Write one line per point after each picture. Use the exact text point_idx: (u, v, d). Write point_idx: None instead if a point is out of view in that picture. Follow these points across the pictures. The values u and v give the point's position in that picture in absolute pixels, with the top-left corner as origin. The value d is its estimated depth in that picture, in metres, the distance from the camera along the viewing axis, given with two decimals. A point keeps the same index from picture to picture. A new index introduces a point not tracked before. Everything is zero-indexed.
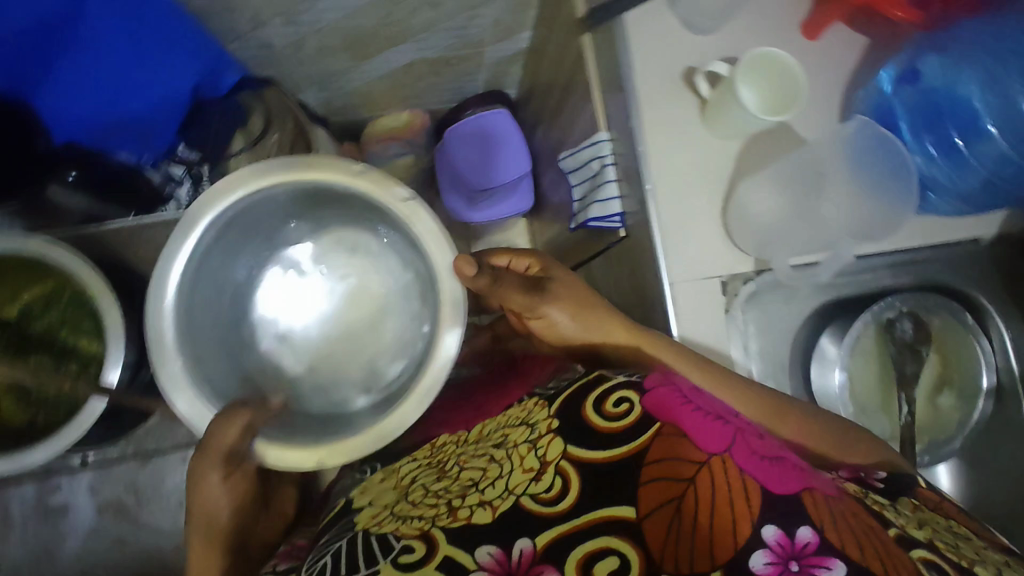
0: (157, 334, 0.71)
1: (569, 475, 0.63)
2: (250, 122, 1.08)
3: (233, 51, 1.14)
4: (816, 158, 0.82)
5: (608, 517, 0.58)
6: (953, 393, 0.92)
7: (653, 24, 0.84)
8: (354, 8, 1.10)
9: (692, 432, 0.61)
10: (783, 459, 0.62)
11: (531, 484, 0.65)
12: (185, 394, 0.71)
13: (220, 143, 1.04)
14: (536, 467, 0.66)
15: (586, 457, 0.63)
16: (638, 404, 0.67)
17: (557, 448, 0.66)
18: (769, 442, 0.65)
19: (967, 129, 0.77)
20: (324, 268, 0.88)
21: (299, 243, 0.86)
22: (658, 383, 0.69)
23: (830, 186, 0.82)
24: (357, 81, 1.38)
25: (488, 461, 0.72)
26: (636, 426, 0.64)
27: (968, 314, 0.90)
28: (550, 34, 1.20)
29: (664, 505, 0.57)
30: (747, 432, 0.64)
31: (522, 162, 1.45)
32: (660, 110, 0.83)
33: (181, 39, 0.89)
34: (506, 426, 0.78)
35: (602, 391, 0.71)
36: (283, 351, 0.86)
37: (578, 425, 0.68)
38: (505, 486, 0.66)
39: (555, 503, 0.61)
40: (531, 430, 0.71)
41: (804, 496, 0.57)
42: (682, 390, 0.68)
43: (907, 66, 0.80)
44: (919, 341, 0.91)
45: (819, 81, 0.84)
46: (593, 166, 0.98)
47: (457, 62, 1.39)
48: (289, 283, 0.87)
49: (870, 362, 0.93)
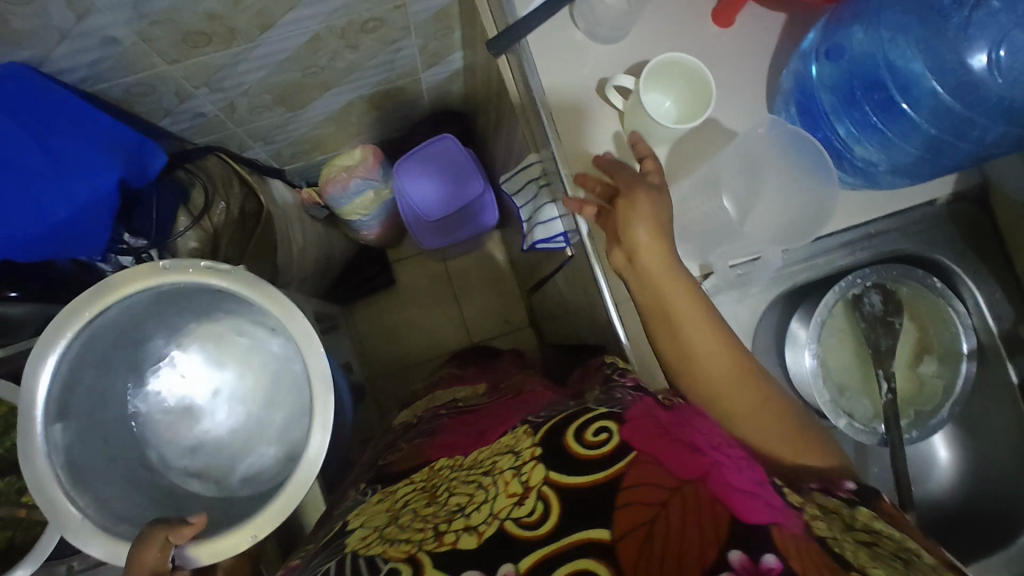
0: (39, 482, 0.67)
1: (548, 498, 0.53)
2: (192, 197, 1.11)
3: (165, 127, 1.14)
4: (751, 150, 0.75)
5: (580, 538, 0.48)
6: (935, 360, 0.89)
7: (557, 41, 0.83)
8: (274, 65, 1.10)
9: (666, 458, 0.53)
10: (762, 492, 0.52)
11: (514, 509, 0.54)
12: (92, 536, 0.69)
13: (165, 225, 1.05)
14: (519, 492, 0.55)
15: (563, 482, 0.54)
16: (616, 434, 0.57)
17: (541, 473, 0.56)
18: (750, 474, 0.54)
19: (883, 110, 0.73)
20: (203, 369, 0.85)
21: (162, 356, 0.82)
22: (640, 411, 0.60)
23: (768, 175, 0.77)
24: (301, 129, 1.37)
25: (467, 499, 0.59)
26: (616, 453, 0.55)
27: (935, 278, 0.86)
28: (477, 52, 1.18)
29: (636, 528, 0.48)
30: (730, 464, 0.54)
31: (477, 183, 1.41)
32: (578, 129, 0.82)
33: (94, 134, 0.90)
34: (496, 456, 0.65)
35: (584, 420, 0.61)
36: (193, 463, 0.82)
37: (557, 449, 0.58)
38: (490, 511, 0.55)
39: (532, 529, 0.51)
40: (514, 458, 0.61)
41: (774, 531, 0.47)
42: (660, 418, 0.60)
43: (825, 45, 0.75)
44: (890, 313, 0.88)
45: (738, 69, 0.82)
46: (533, 187, 0.97)
47: (396, 93, 1.37)
48: (175, 396, 0.83)
49: (844, 341, 0.90)
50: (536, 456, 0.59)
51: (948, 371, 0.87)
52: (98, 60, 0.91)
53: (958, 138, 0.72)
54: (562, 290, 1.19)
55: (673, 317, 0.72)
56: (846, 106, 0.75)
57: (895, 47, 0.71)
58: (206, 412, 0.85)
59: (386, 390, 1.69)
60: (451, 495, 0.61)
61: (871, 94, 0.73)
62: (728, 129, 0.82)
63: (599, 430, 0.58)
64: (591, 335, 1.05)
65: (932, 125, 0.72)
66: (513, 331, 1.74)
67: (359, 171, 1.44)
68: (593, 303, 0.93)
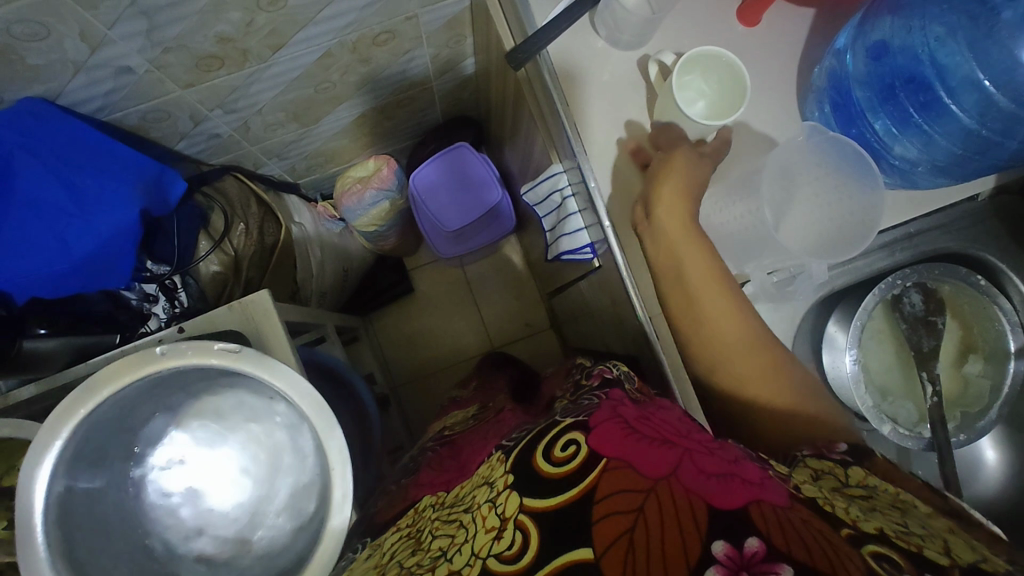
0: None
1: (526, 528, 0.50)
2: (211, 220, 1.10)
3: (180, 150, 1.12)
4: (784, 156, 0.72)
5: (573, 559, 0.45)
6: (980, 359, 0.86)
7: (581, 50, 0.82)
8: (287, 84, 1.09)
9: (632, 459, 0.51)
10: (734, 473, 0.51)
11: (493, 544, 0.50)
12: None
13: (186, 249, 1.06)
14: (497, 525, 0.52)
15: (540, 506, 0.51)
16: (584, 446, 0.55)
17: (514, 503, 0.53)
18: (719, 457, 0.54)
19: (925, 106, 0.70)
20: (202, 445, 0.74)
21: (160, 438, 0.72)
22: (603, 417, 0.58)
23: (801, 179, 0.73)
24: (314, 143, 1.36)
25: (444, 544, 0.54)
26: (584, 466, 0.52)
27: (979, 276, 0.83)
28: (490, 59, 1.16)
29: (616, 540, 0.45)
30: (697, 452, 0.53)
31: (494, 192, 1.39)
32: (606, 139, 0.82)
33: (112, 167, 0.89)
34: (469, 491, 0.61)
35: (548, 438, 0.59)
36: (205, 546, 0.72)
37: (527, 475, 0.55)
38: (470, 551, 0.51)
39: (516, 561, 0.48)
40: (488, 492, 0.57)
41: (750, 510, 0.46)
42: (626, 420, 0.58)
43: (865, 40, 0.72)
44: (932, 313, 0.86)
45: (766, 70, 0.80)
46: (555, 198, 0.94)
47: (409, 102, 1.36)
48: (178, 488, 0.73)
49: (884, 343, 0.88)
50: (508, 485, 0.55)
51: (995, 370, 0.84)
52: (113, 90, 0.90)
53: (1004, 136, 0.69)
54: (587, 296, 1.17)
55: (683, 268, 0.72)
56: (883, 103, 0.73)
57: (938, 41, 0.68)
58: (215, 502, 0.73)
59: (408, 400, 1.68)
60: (428, 539, 0.57)
61: (913, 92, 0.70)
62: (760, 133, 0.81)
63: (566, 445, 0.56)
64: (619, 345, 1.03)
65: (977, 122, 0.69)
66: (533, 335, 1.72)
67: (374, 181, 1.43)
68: (622, 314, 0.91)
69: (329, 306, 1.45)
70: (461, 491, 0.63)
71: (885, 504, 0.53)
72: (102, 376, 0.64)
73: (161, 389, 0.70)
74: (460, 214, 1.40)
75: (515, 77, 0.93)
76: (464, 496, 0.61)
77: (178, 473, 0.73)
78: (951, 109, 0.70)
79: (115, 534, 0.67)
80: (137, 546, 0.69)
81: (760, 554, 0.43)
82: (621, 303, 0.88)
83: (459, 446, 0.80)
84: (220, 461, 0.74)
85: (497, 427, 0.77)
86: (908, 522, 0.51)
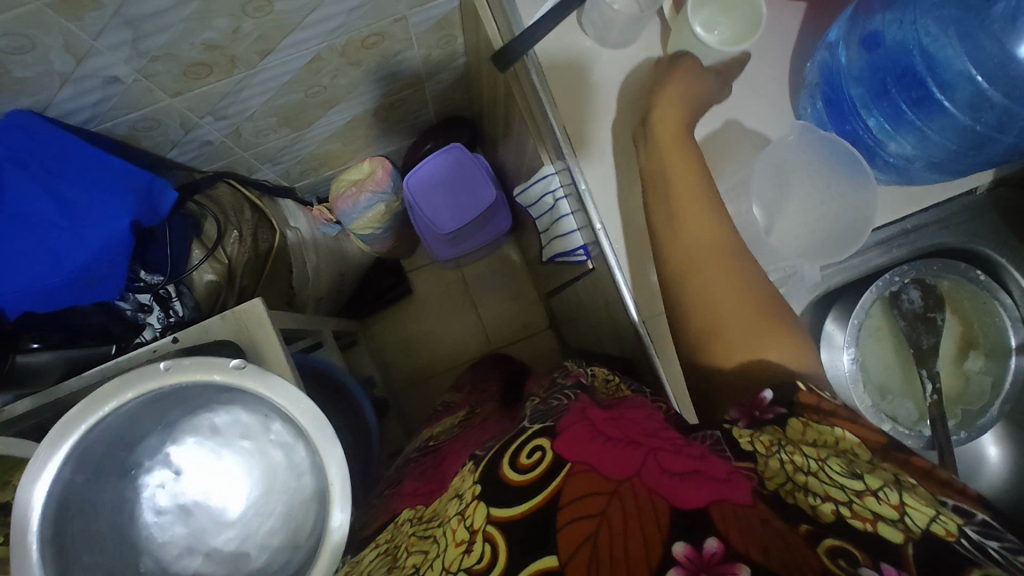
0: None
1: (494, 540, 0.48)
2: (205, 229, 1.10)
3: (173, 158, 1.12)
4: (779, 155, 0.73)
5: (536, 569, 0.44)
6: (981, 354, 0.85)
7: (567, 48, 0.81)
8: (277, 89, 1.08)
9: (595, 462, 0.51)
10: (699, 471, 0.50)
11: (462, 558, 0.49)
12: None
13: (180, 259, 1.05)
14: (466, 538, 0.51)
15: (506, 516, 0.50)
16: (550, 452, 0.54)
17: (481, 515, 0.51)
18: (686, 453, 0.53)
19: (918, 101, 0.69)
20: (200, 469, 0.72)
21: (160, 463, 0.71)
22: (572, 421, 0.58)
23: (794, 178, 0.74)
24: (308, 146, 1.36)
25: (419, 558, 0.53)
26: (549, 473, 0.52)
27: (978, 271, 0.82)
28: (482, 59, 1.15)
29: (579, 545, 0.44)
30: (664, 450, 0.53)
31: (488, 192, 1.39)
32: (595, 139, 0.81)
33: (102, 178, 0.89)
34: (442, 504, 0.61)
35: (517, 447, 0.58)
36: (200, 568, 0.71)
37: (497, 482, 0.54)
38: (440, 566, 0.50)
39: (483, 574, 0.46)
40: (458, 501, 0.56)
41: (712, 509, 0.45)
42: (594, 422, 0.57)
43: (857, 32, 0.71)
44: (931, 309, 0.85)
45: (757, 66, 0.79)
46: (547, 200, 0.93)
47: (402, 103, 1.35)
48: (173, 509, 0.71)
49: (883, 341, 0.86)
50: (476, 496, 0.54)
51: (996, 366, 0.83)
52: (101, 100, 0.90)
53: (998, 132, 0.68)
54: (583, 297, 1.16)
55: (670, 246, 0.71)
56: (875, 98, 0.72)
57: (931, 36, 0.67)
58: (210, 523, 0.72)
59: (408, 402, 1.68)
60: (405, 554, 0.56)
61: (906, 88, 0.69)
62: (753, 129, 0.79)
63: (533, 451, 0.56)
64: (614, 346, 1.02)
65: (969, 118, 0.68)
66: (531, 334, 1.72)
67: (368, 184, 1.43)
68: (616, 315, 0.90)
69: (326, 310, 1.45)
70: (438, 503, 0.62)
71: (831, 470, 0.53)
72: (106, 390, 0.65)
73: (160, 404, 0.70)
74: (457, 216, 1.39)
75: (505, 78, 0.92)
76: (439, 510, 0.60)
77: (171, 492, 0.71)
78: (944, 105, 0.69)
79: (110, 551, 0.67)
80: (126, 566, 0.68)
81: (719, 554, 0.42)
82: (615, 306, 0.87)
83: (438, 455, 0.80)
84: (215, 484, 0.73)
85: (479, 435, 0.76)
86: (853, 486, 0.51)
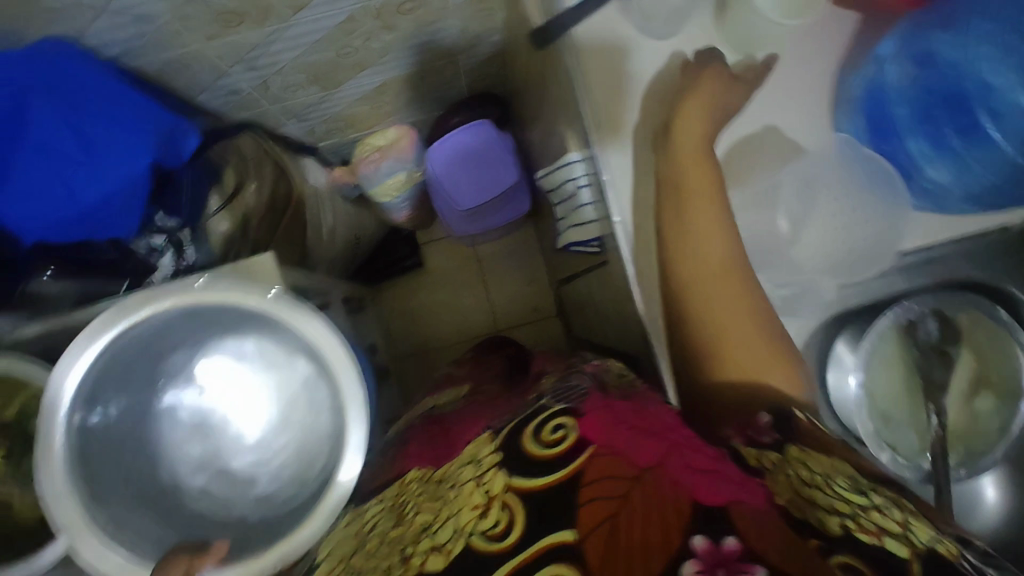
0: (47, 486, 0.62)
1: (507, 508, 0.50)
2: (224, 177, 1.08)
3: (201, 103, 1.12)
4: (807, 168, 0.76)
5: (548, 542, 0.45)
6: (993, 395, 0.82)
7: (610, 31, 0.78)
8: (310, 44, 1.07)
9: (621, 449, 0.53)
10: (718, 471, 0.53)
11: (478, 521, 0.51)
12: (90, 543, 0.62)
13: (197, 205, 1.04)
14: (482, 502, 0.52)
15: (524, 486, 0.51)
16: (574, 431, 0.56)
17: (500, 481, 0.53)
18: (706, 455, 0.55)
19: (965, 127, 0.70)
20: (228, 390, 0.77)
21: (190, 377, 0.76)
22: (594, 408, 0.60)
23: (823, 198, 0.75)
24: (336, 106, 1.34)
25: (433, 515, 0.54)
26: (572, 450, 0.53)
27: (1000, 309, 0.80)
28: (520, 36, 1.12)
29: (600, 525, 0.45)
30: (685, 448, 0.55)
31: (511, 171, 1.37)
32: (629, 124, 0.77)
33: (125, 114, 0.89)
34: (457, 465, 0.62)
35: (539, 420, 0.60)
36: (213, 483, 0.74)
37: (516, 451, 0.56)
38: (455, 525, 0.51)
39: (494, 538, 0.48)
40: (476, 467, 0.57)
41: (729, 508, 0.47)
42: (615, 411, 0.59)
43: (915, 50, 0.73)
44: (946, 341, 0.82)
45: (800, 73, 0.76)
46: (568, 187, 0.92)
47: (435, 72, 1.33)
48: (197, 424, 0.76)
49: (892, 368, 0.83)
50: (496, 463, 0.55)
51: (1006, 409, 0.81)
52: (133, 37, 0.89)
53: None
54: (594, 289, 1.15)
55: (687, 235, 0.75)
56: (921, 120, 0.72)
57: (988, 62, 0.69)
58: (230, 442, 0.76)
59: (408, 373, 1.69)
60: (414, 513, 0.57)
61: (955, 113, 0.70)
62: (790, 138, 0.77)
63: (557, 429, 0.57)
64: (620, 343, 1.01)
65: (1015, 152, 0.69)
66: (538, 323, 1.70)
67: (391, 152, 1.40)
68: (624, 311, 0.89)
69: (340, 272, 1.46)
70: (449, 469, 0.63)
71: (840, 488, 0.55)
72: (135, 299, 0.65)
73: (197, 321, 0.71)
74: (476, 192, 1.38)
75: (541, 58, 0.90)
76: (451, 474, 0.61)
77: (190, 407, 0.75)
78: (990, 136, 0.69)
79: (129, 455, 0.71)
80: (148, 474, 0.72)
81: (737, 551, 0.42)
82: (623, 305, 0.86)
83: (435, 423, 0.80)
84: (239, 406, 0.77)
85: (489, 410, 0.78)
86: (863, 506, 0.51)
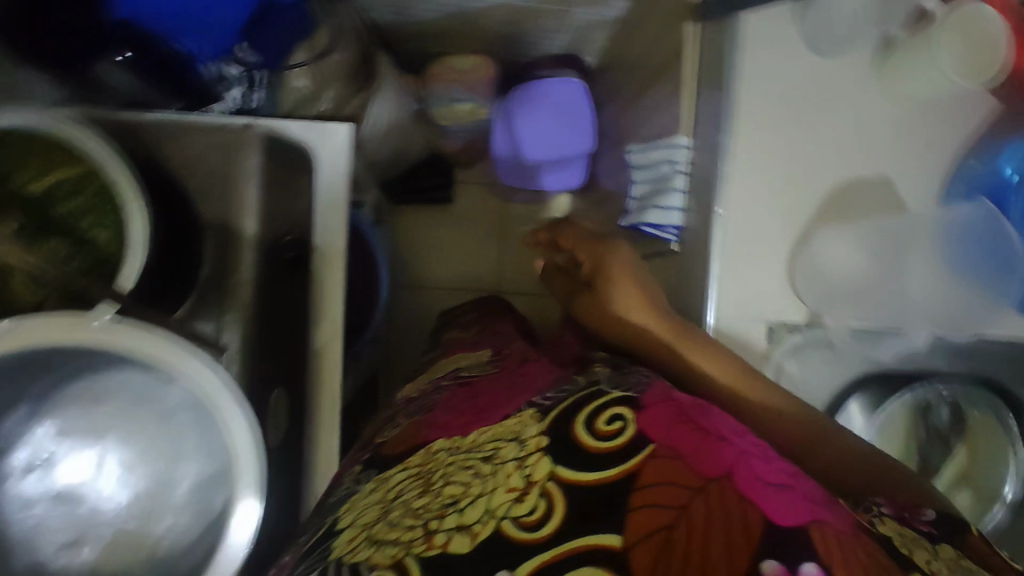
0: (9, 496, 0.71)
1: (552, 499, 0.47)
2: (315, 36, 1.01)
3: None
4: (912, 227, 0.75)
5: (586, 544, 0.43)
6: (971, 491, 0.87)
7: (782, 27, 0.74)
8: None
9: (687, 454, 0.47)
10: (792, 489, 0.46)
11: (511, 505, 0.47)
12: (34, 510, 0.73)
13: (282, 50, 0.97)
14: (518, 488, 0.49)
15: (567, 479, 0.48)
16: (632, 425, 0.51)
17: (544, 467, 0.49)
18: (782, 465, 0.48)
19: None
20: (108, 450, 0.77)
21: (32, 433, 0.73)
22: (656, 400, 0.54)
23: (914, 253, 0.76)
24: (433, 12, 1.27)
25: (453, 494, 0.51)
26: (621, 453, 0.49)
27: (1011, 417, 0.85)
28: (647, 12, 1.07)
29: (651, 535, 0.43)
30: (754, 456, 0.49)
31: (584, 138, 1.34)
32: (768, 121, 0.74)
33: None
34: (495, 437, 0.58)
35: (591, 408, 0.54)
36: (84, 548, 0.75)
37: (565, 443, 0.52)
38: (485, 507, 0.48)
39: (535, 530, 0.45)
40: (518, 449, 0.53)
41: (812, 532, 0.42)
42: (680, 406, 0.54)
43: None
44: (952, 430, 0.88)
45: (931, 141, 0.75)
46: (663, 168, 0.92)
47: (542, 16, 1.27)
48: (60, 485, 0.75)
49: (896, 438, 0.88)
50: (542, 450, 0.51)
51: (981, 506, 0.86)
52: None
53: None
54: None
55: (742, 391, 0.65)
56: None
57: None
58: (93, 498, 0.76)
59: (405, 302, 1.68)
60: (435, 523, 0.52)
61: None
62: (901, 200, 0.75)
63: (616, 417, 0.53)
64: None
65: None
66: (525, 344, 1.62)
67: (468, 79, 1.38)
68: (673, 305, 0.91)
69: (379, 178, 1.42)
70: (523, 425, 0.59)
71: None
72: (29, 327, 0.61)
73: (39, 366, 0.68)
74: (544, 148, 1.33)
75: (682, 34, 0.88)
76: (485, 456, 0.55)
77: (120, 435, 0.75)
78: None
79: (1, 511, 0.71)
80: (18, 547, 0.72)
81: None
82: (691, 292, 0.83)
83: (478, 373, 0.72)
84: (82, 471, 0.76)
85: (524, 380, 0.73)
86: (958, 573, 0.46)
